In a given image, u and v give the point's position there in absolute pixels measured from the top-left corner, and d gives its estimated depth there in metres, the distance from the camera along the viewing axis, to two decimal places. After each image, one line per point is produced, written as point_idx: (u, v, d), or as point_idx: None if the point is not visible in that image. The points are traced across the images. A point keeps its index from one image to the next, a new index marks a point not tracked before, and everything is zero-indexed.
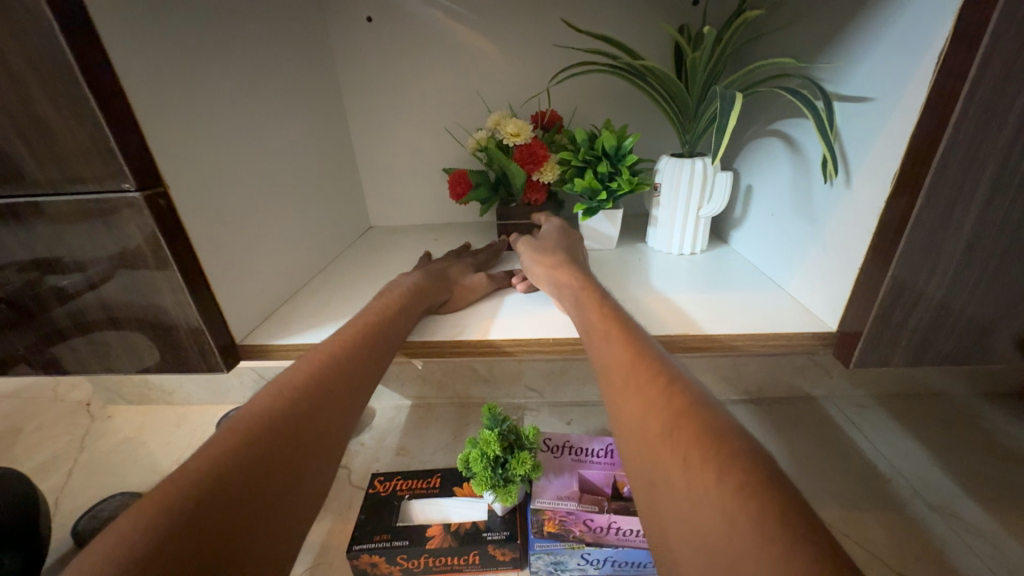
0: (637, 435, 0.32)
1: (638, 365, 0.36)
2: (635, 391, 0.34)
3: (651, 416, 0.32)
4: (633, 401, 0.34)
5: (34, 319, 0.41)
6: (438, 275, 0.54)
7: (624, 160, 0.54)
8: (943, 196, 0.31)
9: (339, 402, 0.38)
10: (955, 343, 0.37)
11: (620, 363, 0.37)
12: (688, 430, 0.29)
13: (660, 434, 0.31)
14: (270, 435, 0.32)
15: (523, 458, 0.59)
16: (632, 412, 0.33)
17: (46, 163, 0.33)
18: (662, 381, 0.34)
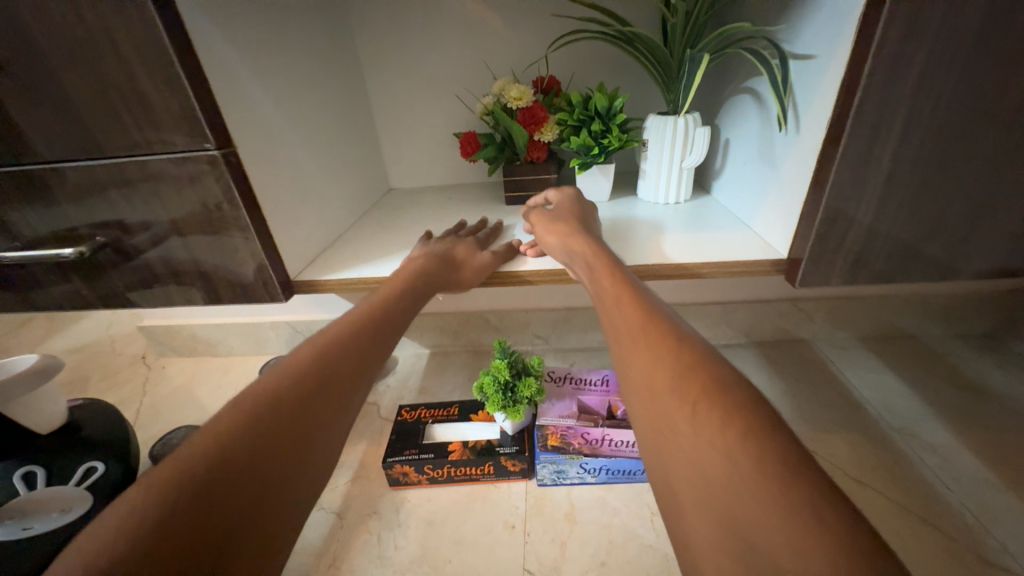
0: (646, 387, 0.39)
1: (647, 326, 0.43)
2: (646, 344, 0.41)
3: (659, 368, 0.38)
4: (641, 356, 0.41)
5: (131, 261, 0.51)
6: (446, 258, 0.59)
7: (614, 118, 0.60)
8: (862, 137, 0.38)
9: (350, 373, 0.45)
10: (883, 264, 0.45)
11: (632, 323, 0.44)
12: (695, 382, 0.36)
13: (668, 386, 0.37)
14: (289, 399, 0.39)
15: (529, 382, 0.69)
16: (641, 364, 0.40)
17: (146, 128, 0.42)
18: (666, 338, 0.41)
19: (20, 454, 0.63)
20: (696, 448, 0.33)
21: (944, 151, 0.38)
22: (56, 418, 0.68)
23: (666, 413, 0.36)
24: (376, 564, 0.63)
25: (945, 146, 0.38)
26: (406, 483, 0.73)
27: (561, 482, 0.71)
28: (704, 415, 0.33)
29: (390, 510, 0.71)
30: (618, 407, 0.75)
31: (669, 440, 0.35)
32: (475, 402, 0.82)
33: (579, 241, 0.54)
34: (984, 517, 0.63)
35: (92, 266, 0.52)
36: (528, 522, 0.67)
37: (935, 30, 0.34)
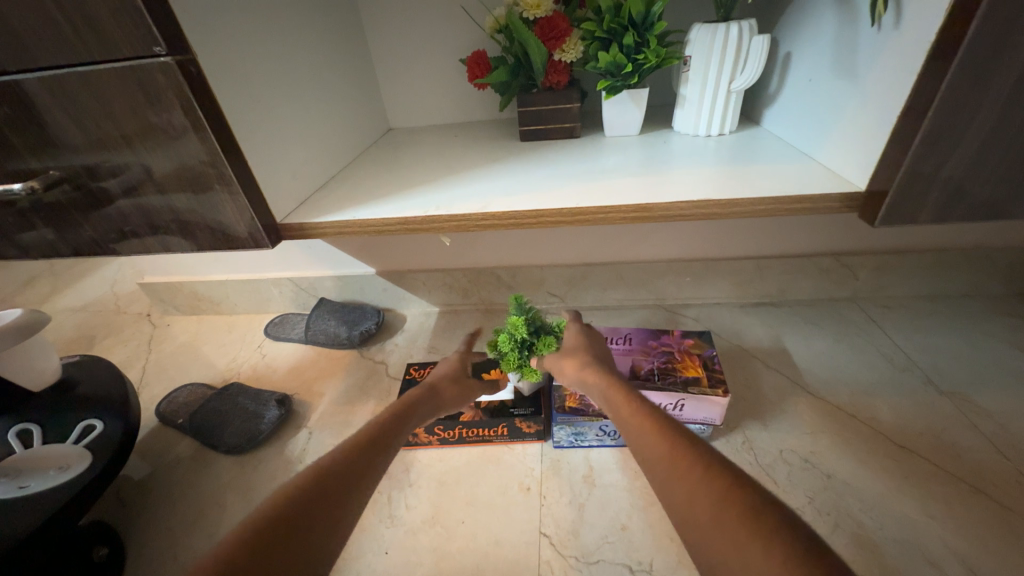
0: (652, 458, 0.42)
1: (637, 410, 0.48)
2: (646, 428, 0.45)
3: (651, 444, 0.43)
4: (642, 430, 0.45)
5: (98, 202, 0.46)
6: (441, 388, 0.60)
7: (652, 29, 0.50)
8: (999, 17, 0.29)
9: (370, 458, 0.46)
10: (988, 194, 0.36)
11: (626, 409, 0.48)
12: (681, 450, 0.40)
13: (661, 459, 0.41)
14: (325, 475, 0.42)
15: (549, 342, 0.63)
16: (648, 444, 0.43)
17: (85, 30, 0.35)
18: (658, 419, 0.45)
19: (9, 414, 0.62)
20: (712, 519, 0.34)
21: None
22: (49, 372, 0.66)
23: (674, 490, 0.38)
24: (386, 524, 0.61)
25: None
26: (416, 443, 0.70)
27: (579, 445, 0.67)
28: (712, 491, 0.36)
29: (400, 470, 0.68)
30: (643, 367, 0.65)
31: (680, 513, 0.37)
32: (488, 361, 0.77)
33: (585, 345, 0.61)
34: None
35: (56, 209, 0.46)
36: (545, 484, 0.63)
37: None
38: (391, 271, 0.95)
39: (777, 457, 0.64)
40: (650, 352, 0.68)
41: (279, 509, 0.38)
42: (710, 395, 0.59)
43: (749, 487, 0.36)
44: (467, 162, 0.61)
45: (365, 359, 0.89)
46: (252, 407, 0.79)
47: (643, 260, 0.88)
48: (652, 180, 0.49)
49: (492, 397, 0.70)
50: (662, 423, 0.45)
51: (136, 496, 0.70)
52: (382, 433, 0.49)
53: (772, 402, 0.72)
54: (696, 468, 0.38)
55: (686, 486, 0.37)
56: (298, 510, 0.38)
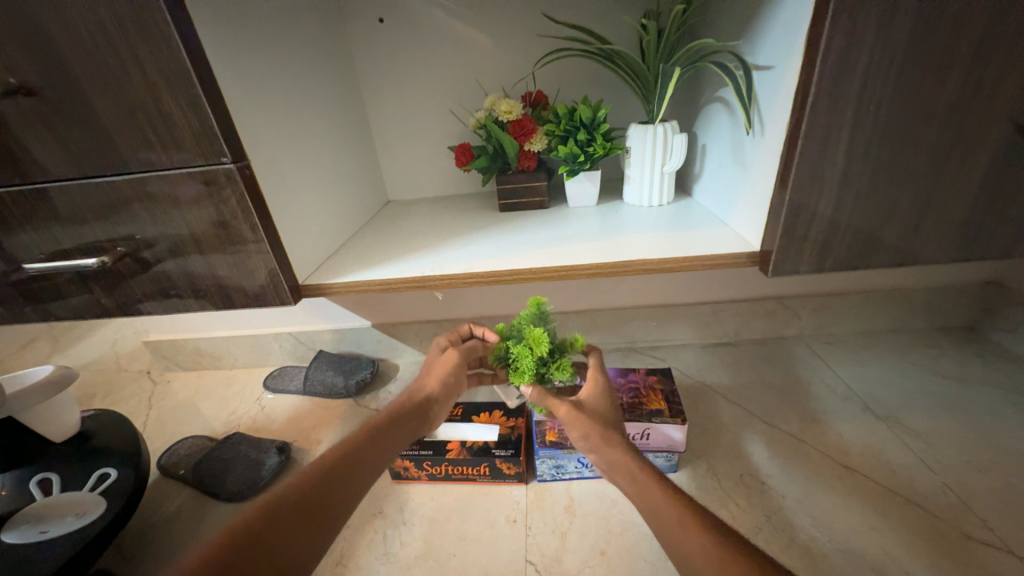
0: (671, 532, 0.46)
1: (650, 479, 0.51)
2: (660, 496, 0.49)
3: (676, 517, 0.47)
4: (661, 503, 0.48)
5: (149, 269, 0.55)
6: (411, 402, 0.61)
7: (599, 128, 0.65)
8: (818, 137, 0.43)
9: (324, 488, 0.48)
10: (847, 250, 0.48)
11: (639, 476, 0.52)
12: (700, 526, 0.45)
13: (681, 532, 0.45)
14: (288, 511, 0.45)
15: (564, 366, 0.59)
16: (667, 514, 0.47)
17: (165, 144, 0.47)
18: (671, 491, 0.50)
19: (35, 462, 0.66)
20: None
21: (890, 148, 0.43)
22: (70, 427, 0.71)
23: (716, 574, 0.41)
24: (382, 561, 0.65)
25: (891, 143, 0.42)
26: (407, 477, 0.76)
27: (560, 477, 0.74)
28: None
29: (395, 509, 0.72)
30: None
31: None
32: (478, 404, 0.83)
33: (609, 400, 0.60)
34: (966, 495, 0.66)
35: (111, 275, 0.56)
36: (530, 515, 0.69)
37: (870, 43, 0.39)
38: (386, 323, 1.04)
39: (738, 482, 0.71)
40: (619, 389, 0.76)
41: (252, 527, 0.43)
42: (670, 424, 0.68)
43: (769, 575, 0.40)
44: (455, 229, 0.73)
45: (360, 406, 0.95)
46: (254, 455, 0.84)
47: (612, 308, 0.99)
48: (605, 243, 0.61)
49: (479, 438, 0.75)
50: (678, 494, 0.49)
51: (137, 547, 0.73)
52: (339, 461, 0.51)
53: (732, 432, 0.80)
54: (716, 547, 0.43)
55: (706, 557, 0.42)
56: (272, 530, 0.44)
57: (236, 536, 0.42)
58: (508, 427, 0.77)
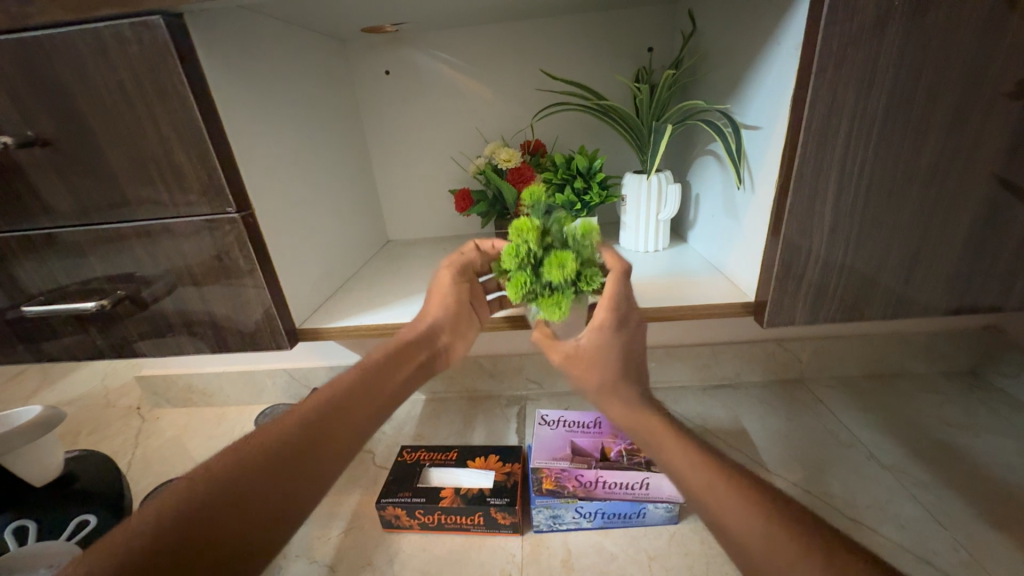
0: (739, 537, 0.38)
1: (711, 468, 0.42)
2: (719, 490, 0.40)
3: (749, 518, 0.38)
4: (728, 501, 0.39)
5: (147, 311, 0.55)
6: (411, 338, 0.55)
7: (595, 176, 0.68)
8: (806, 196, 0.44)
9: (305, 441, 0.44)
10: (841, 302, 0.49)
11: (697, 467, 0.42)
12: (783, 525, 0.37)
13: (759, 543, 0.37)
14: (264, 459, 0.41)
15: (564, 259, 0.52)
16: (732, 516, 0.38)
17: (171, 193, 0.48)
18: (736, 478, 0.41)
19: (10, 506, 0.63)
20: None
21: (876, 207, 0.44)
22: (52, 468, 0.68)
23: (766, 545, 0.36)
24: None
25: (876, 203, 0.44)
26: (397, 526, 0.72)
27: (557, 528, 0.71)
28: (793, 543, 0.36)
29: (384, 561, 0.69)
30: (611, 449, 0.72)
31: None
32: (473, 448, 0.80)
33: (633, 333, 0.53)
34: (979, 553, 0.63)
35: (109, 318, 0.56)
36: (525, 571, 0.66)
37: (850, 111, 0.41)
38: None
39: None
40: (617, 435, 0.75)
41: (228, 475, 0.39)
42: None
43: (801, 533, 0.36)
44: None
45: None
46: None
47: None
48: None
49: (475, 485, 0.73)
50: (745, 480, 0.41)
51: None
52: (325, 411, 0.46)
53: None
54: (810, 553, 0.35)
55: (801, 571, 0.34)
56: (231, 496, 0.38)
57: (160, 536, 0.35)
58: (503, 473, 0.74)
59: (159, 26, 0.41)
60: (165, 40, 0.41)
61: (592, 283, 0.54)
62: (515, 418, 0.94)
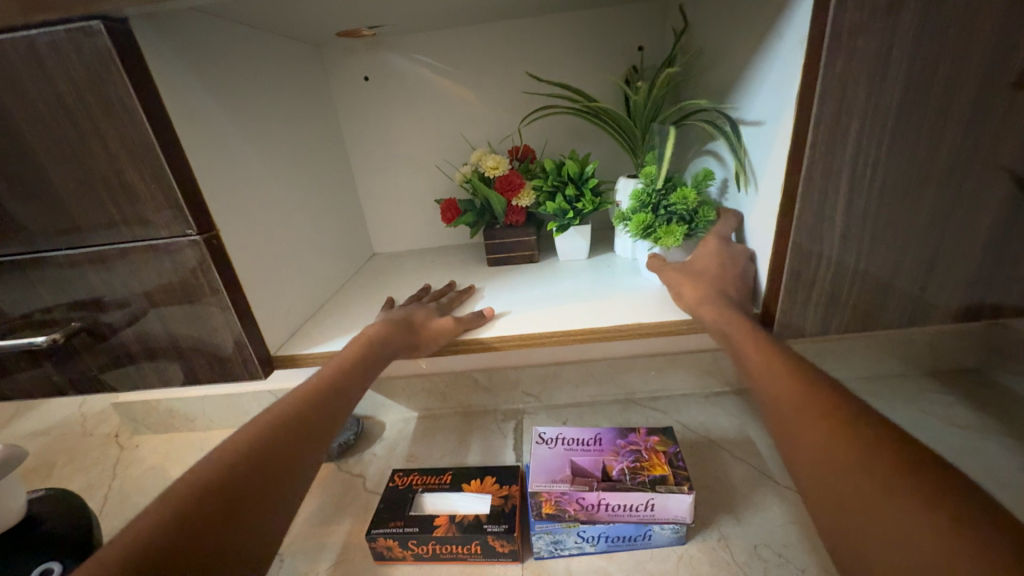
0: (820, 468, 0.35)
1: (815, 402, 0.38)
2: (809, 420, 0.37)
3: (839, 449, 0.34)
4: (816, 434, 0.36)
5: (106, 342, 0.51)
6: (405, 322, 0.56)
7: (587, 182, 0.64)
8: (814, 200, 0.41)
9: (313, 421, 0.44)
10: (854, 310, 0.46)
11: (796, 400, 0.39)
12: (889, 470, 0.32)
13: (850, 485, 0.33)
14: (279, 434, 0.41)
15: (685, 192, 0.53)
16: (811, 445, 0.36)
17: (126, 216, 0.44)
18: (844, 417, 0.36)
19: None
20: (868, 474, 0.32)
21: (890, 208, 0.41)
22: (17, 511, 0.63)
23: (829, 452, 0.35)
24: None
25: (891, 204, 0.41)
26: (390, 558, 0.68)
27: (559, 554, 0.67)
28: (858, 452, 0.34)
29: None
30: (613, 467, 0.68)
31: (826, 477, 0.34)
32: (469, 470, 0.76)
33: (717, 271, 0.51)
34: None
35: (66, 350, 0.52)
36: None
37: (860, 108, 0.38)
38: None
39: (752, 554, 0.64)
40: (619, 452, 0.71)
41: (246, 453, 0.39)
42: (677, 493, 0.62)
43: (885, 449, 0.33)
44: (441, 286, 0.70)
45: (342, 472, 0.87)
46: None
47: (609, 357, 0.94)
48: (598, 301, 0.59)
49: (472, 510, 0.70)
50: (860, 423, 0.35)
51: None
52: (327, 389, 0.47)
53: (743, 493, 0.73)
54: (892, 503, 0.30)
55: (884, 512, 0.30)
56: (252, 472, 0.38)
57: (189, 510, 0.34)
58: (500, 497, 0.70)
59: (101, 33, 0.37)
60: (108, 48, 0.38)
61: (707, 218, 0.55)
62: (512, 434, 0.90)
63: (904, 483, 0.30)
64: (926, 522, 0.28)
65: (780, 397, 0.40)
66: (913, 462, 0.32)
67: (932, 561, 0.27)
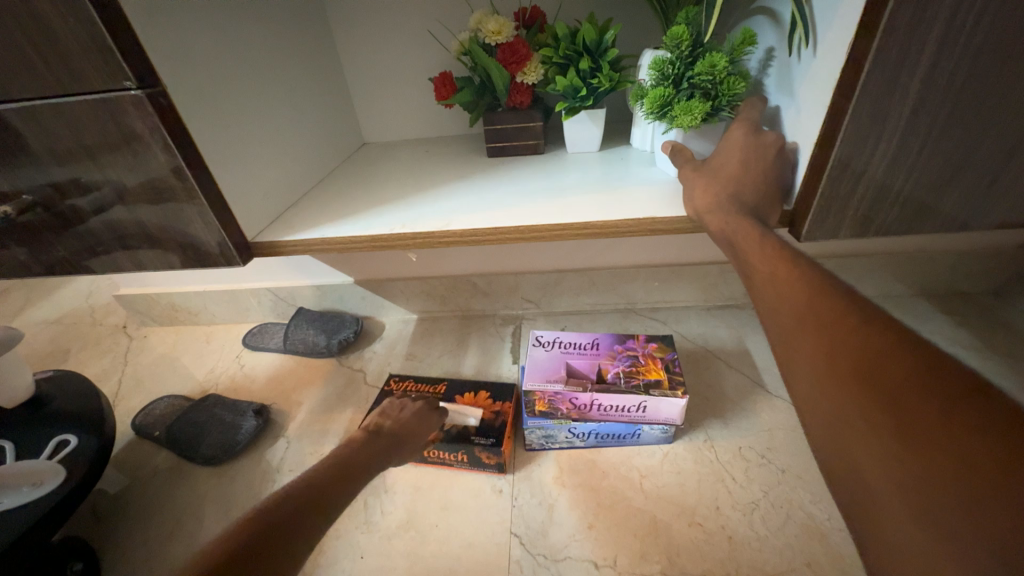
0: (816, 381, 0.32)
1: (818, 307, 0.33)
2: (811, 329, 0.33)
3: (841, 354, 0.31)
4: (816, 343, 0.33)
5: (70, 221, 0.48)
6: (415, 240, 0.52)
7: (606, 54, 0.54)
8: (888, 61, 0.33)
9: (351, 472, 0.51)
10: (900, 209, 0.40)
11: (801, 307, 0.35)
12: (894, 365, 0.28)
13: (848, 385, 0.30)
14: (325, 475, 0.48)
15: (714, 57, 0.43)
16: (811, 353, 0.33)
17: (55, 63, 0.38)
18: (852, 319, 0.32)
19: None
20: (870, 369, 0.29)
21: (983, 78, 0.33)
22: (23, 390, 0.67)
23: (836, 362, 0.31)
24: (363, 529, 0.63)
25: (986, 72, 0.33)
26: None
27: (549, 447, 0.69)
28: (864, 349, 0.30)
29: (377, 476, 0.69)
30: (608, 370, 0.68)
31: (821, 380, 0.32)
32: (462, 385, 0.75)
33: (732, 168, 0.43)
34: None
35: (28, 229, 0.48)
36: (517, 486, 0.66)
37: None
38: (368, 279, 0.93)
39: (736, 455, 0.66)
40: (615, 357, 0.71)
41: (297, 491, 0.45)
42: (669, 397, 0.63)
43: (903, 341, 0.29)
44: (435, 178, 0.64)
45: (343, 367, 0.88)
46: (230, 419, 0.78)
47: (614, 266, 0.90)
48: (604, 196, 0.53)
49: (455, 419, 0.68)
50: (870, 321, 0.31)
51: (112, 508, 0.70)
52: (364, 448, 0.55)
53: (734, 401, 0.74)
54: (888, 400, 0.28)
55: (876, 418, 0.28)
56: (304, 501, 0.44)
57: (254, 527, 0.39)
58: (491, 412, 0.70)
59: None
60: None
61: (735, 91, 0.44)
62: (510, 338, 0.90)
63: (898, 388, 0.28)
64: (920, 428, 0.26)
65: (784, 307, 0.36)
66: (923, 360, 0.28)
67: (919, 455, 0.25)
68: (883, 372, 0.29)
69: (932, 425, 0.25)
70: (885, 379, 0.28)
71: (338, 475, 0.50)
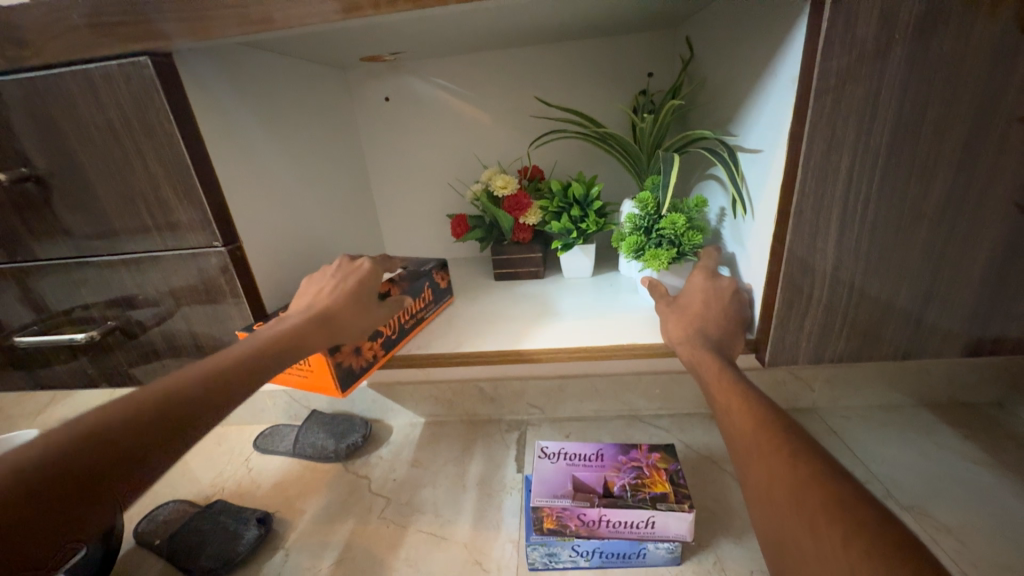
0: (766, 506, 0.35)
1: (761, 436, 0.38)
2: (756, 454, 0.37)
3: (778, 479, 0.35)
4: (760, 467, 0.36)
5: (137, 339, 0.56)
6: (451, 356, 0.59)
7: (592, 205, 0.66)
8: (806, 231, 0.42)
9: (250, 381, 0.42)
10: (847, 342, 0.46)
11: (749, 436, 0.39)
12: (820, 491, 0.32)
13: (786, 509, 0.33)
14: (206, 381, 0.40)
15: (674, 217, 0.54)
16: (759, 478, 0.36)
17: (162, 226, 0.49)
18: (786, 447, 0.36)
19: None
20: (799, 493, 0.33)
21: (882, 244, 0.42)
22: None
23: (775, 487, 0.35)
24: None
25: (883, 240, 0.42)
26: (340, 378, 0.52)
27: (553, 567, 0.67)
28: (797, 474, 0.34)
29: None
30: (615, 483, 0.69)
31: (768, 507, 0.35)
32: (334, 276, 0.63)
33: (696, 306, 0.52)
34: None
35: (100, 346, 0.56)
36: None
37: (851, 145, 0.39)
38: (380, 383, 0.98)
39: None
40: (620, 469, 0.72)
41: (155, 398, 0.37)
42: (676, 511, 0.63)
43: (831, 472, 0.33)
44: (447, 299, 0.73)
45: (348, 472, 0.89)
46: (233, 527, 0.78)
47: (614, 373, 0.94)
48: (593, 321, 0.60)
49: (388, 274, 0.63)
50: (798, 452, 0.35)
51: None
52: (285, 342, 0.45)
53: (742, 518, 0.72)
54: (816, 524, 0.31)
55: (810, 544, 0.31)
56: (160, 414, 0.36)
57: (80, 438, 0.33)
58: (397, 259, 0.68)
59: (147, 68, 0.42)
60: (151, 78, 0.42)
61: (694, 241, 0.54)
62: (514, 445, 0.91)
63: (826, 511, 0.31)
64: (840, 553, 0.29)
65: (737, 439, 0.40)
66: (843, 492, 0.31)
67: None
68: (808, 499, 0.32)
69: (847, 551, 0.28)
70: (811, 503, 0.32)
71: (223, 382, 0.40)
